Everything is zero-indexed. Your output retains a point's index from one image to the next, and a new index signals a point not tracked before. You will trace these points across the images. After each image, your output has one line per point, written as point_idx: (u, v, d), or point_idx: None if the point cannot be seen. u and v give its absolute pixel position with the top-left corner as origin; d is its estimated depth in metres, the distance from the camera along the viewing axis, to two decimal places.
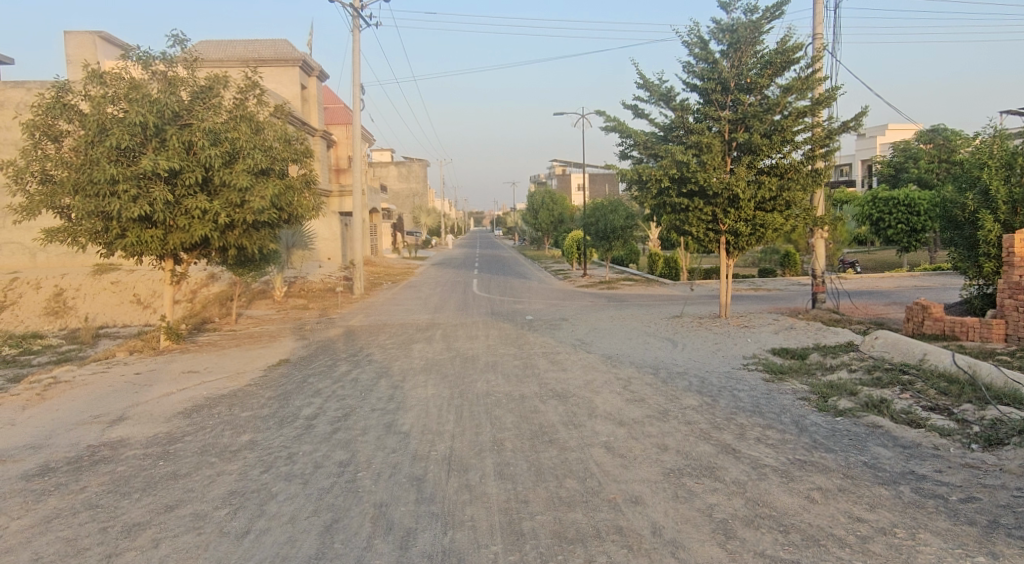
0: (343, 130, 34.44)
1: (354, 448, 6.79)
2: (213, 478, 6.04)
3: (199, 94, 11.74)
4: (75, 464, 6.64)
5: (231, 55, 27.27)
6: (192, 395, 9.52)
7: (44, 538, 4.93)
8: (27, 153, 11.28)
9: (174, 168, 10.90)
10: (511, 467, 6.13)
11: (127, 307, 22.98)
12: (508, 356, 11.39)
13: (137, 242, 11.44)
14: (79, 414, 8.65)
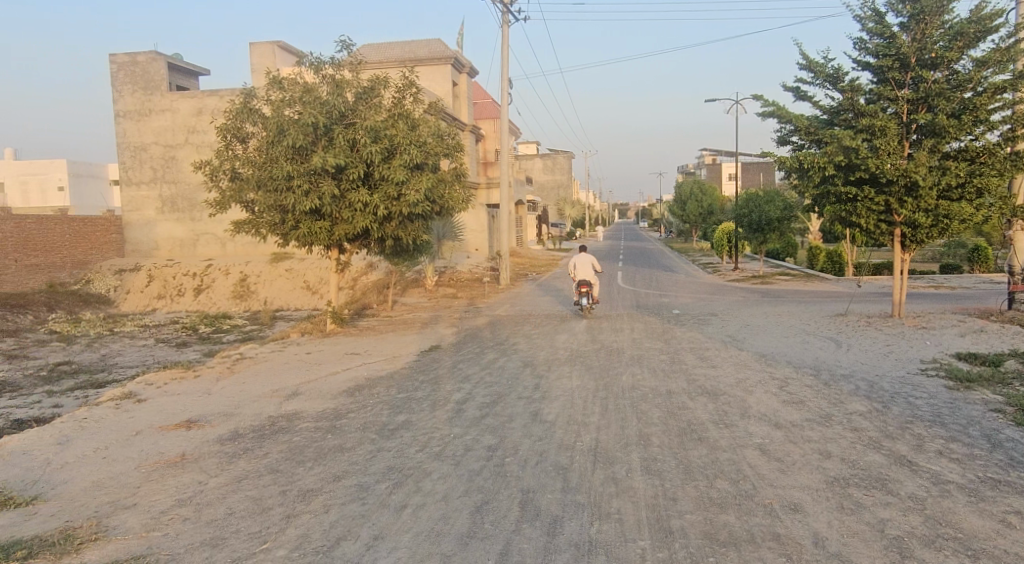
0: (492, 124, 35.25)
1: (502, 433, 6.96)
2: (374, 453, 6.41)
3: (362, 94, 12.44)
4: (259, 432, 7.31)
5: (390, 56, 28.68)
6: (355, 374, 10.18)
7: (236, 496, 5.46)
8: (220, 153, 12.50)
9: (341, 164, 11.63)
10: (658, 462, 6.02)
11: (299, 293, 25.00)
12: (655, 350, 11.17)
13: (308, 233, 12.33)
14: (261, 387, 9.51)
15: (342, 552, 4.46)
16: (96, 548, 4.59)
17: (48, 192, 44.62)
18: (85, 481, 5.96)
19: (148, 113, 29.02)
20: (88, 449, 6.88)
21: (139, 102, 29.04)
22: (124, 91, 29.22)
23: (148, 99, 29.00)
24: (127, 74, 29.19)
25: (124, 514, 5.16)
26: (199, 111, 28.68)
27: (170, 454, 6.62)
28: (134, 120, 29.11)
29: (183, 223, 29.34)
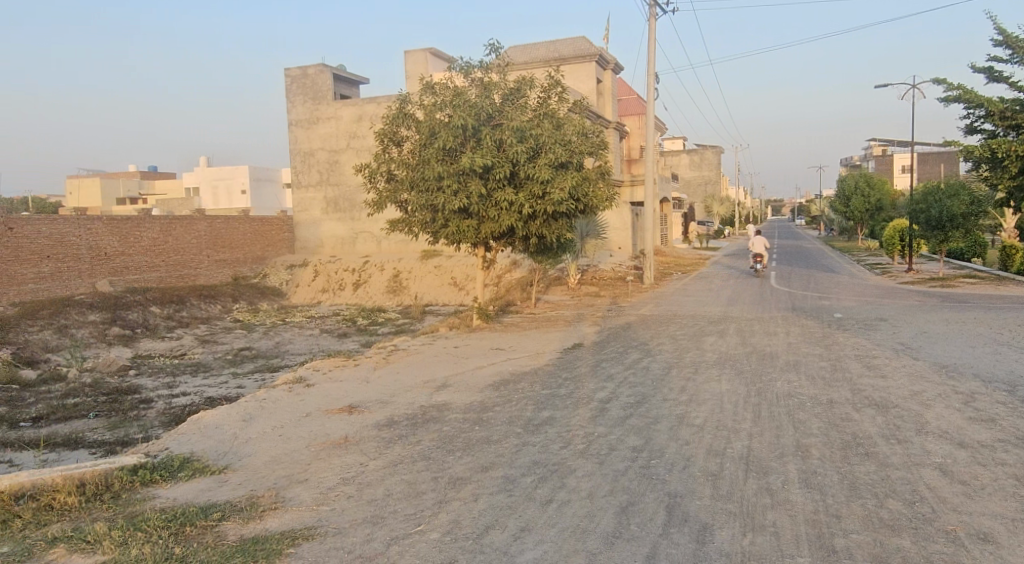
0: (637, 120, 34.67)
1: (648, 434, 6.79)
2: (519, 447, 6.48)
3: (509, 95, 12.62)
4: (412, 420, 7.61)
5: (536, 57, 28.96)
6: (501, 369, 10.37)
7: (393, 478, 5.71)
8: (378, 156, 13.17)
9: (488, 164, 11.85)
10: (819, 476, 5.61)
11: (447, 289, 25.97)
12: (814, 356, 10.47)
13: (456, 231, 12.69)
14: (414, 378, 9.93)
15: (490, 541, 4.52)
16: (276, 516, 4.97)
17: (233, 195, 49.46)
18: (265, 455, 6.49)
19: (316, 121, 31.25)
20: (267, 426, 7.49)
21: (308, 112, 31.36)
22: (296, 102, 31.69)
23: (316, 108, 31.22)
24: (298, 86, 31.60)
25: (298, 488, 5.55)
26: (359, 117, 30.40)
27: (334, 436, 7.05)
28: (304, 128, 31.48)
29: (344, 223, 31.24)
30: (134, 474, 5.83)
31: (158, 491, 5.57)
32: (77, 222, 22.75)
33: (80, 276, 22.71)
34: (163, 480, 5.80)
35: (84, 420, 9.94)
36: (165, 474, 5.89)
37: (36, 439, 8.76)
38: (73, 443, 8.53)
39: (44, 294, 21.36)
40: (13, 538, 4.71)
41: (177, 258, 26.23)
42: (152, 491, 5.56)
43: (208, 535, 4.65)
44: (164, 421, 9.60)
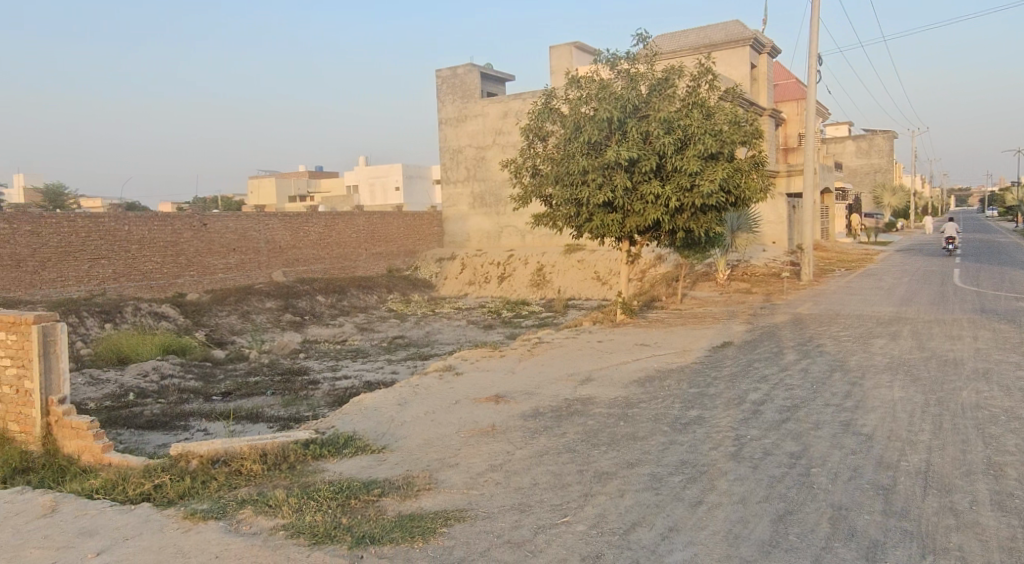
0: (795, 106, 32.72)
1: (808, 441, 6.43)
2: (667, 446, 6.36)
3: (656, 86, 12.34)
4: (557, 412, 7.69)
5: (686, 45, 28.09)
6: (647, 365, 10.22)
7: (539, 468, 5.80)
8: (524, 152, 13.39)
9: (634, 157, 11.69)
10: (1015, 499, 5.04)
11: (590, 283, 25.90)
12: (1005, 364, 9.42)
13: (601, 225, 12.64)
14: (559, 370, 10.03)
15: (638, 538, 4.48)
16: (430, 496, 5.22)
17: (389, 191, 52.20)
18: (418, 438, 6.81)
19: (464, 119, 32.24)
20: (420, 411, 7.86)
21: (457, 110, 32.46)
22: (446, 101, 32.89)
23: (465, 106, 32.20)
24: (449, 86, 32.78)
25: (450, 471, 5.79)
26: (505, 114, 30.93)
27: (482, 423, 7.27)
28: (453, 126, 32.63)
29: (491, 217, 31.88)
30: (307, 447, 6.34)
31: (327, 465, 6.03)
32: (256, 218, 24.97)
33: (258, 267, 24.98)
34: (332, 455, 6.27)
35: (262, 396, 10.95)
36: (333, 450, 6.36)
37: (224, 412, 9.77)
38: (254, 416, 9.43)
39: (231, 283, 23.99)
40: (209, 497, 5.30)
41: (340, 251, 28.11)
42: (321, 465, 6.03)
43: (371, 509, 4.96)
44: (329, 401, 10.35)
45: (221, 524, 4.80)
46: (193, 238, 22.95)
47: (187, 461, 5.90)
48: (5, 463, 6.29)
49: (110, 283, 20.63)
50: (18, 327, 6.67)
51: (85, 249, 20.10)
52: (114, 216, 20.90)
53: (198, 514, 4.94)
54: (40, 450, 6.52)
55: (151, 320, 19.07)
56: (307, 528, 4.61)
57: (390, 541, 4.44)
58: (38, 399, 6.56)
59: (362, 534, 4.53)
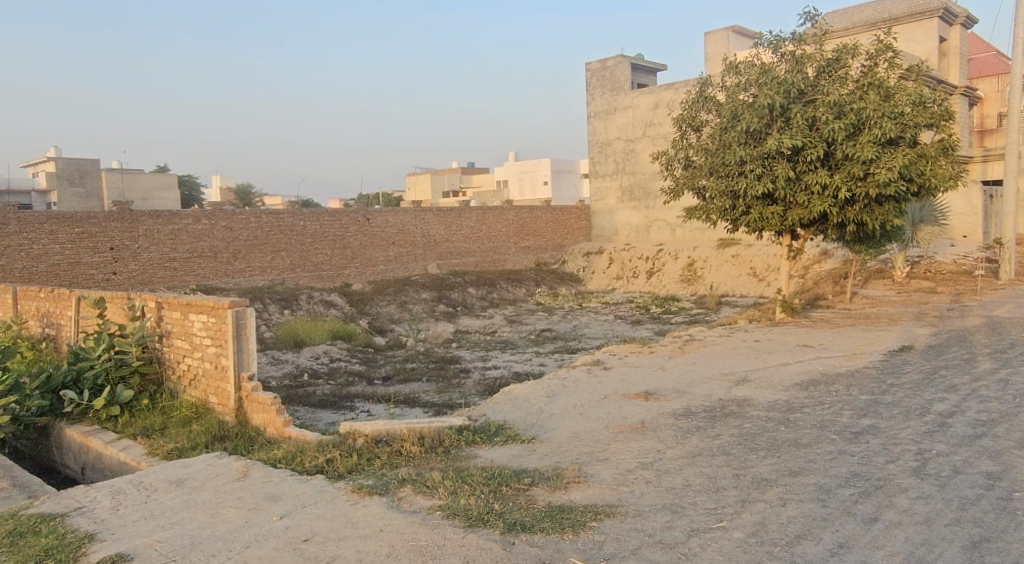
0: (993, 83, 29.33)
1: (1008, 461, 5.74)
2: (835, 455, 5.94)
3: (825, 68, 11.53)
4: (711, 412, 7.43)
5: (860, 21, 26.03)
6: (810, 367, 9.62)
7: (692, 469, 5.62)
8: (676, 143, 13.04)
9: (797, 145, 11.00)
10: None
11: (745, 279, 24.77)
12: None
13: (759, 218, 12.04)
14: (712, 369, 9.69)
15: (803, 551, 4.22)
16: (580, 489, 5.21)
17: (537, 186, 52.82)
18: (568, 431, 6.83)
19: (614, 111, 31.90)
20: (569, 404, 7.89)
21: (607, 103, 32.25)
22: (596, 94, 32.76)
23: (615, 99, 31.85)
24: (599, 78, 32.61)
25: (599, 465, 5.75)
26: (656, 104, 30.13)
27: (632, 420, 7.17)
28: (603, 119, 32.46)
29: (640, 211, 31.22)
30: (460, 433, 6.55)
31: (479, 451, 6.20)
32: (415, 213, 26.18)
33: (415, 259, 26.22)
34: (484, 442, 6.44)
35: (419, 382, 11.48)
36: (485, 437, 6.53)
37: (385, 395, 10.34)
38: (412, 401, 9.90)
39: (391, 274, 25.40)
40: (374, 474, 5.63)
41: (491, 244, 28.85)
42: (474, 450, 6.21)
43: (522, 497, 5.04)
44: (480, 390, 10.65)
45: (385, 500, 5.08)
46: (358, 232, 24.50)
47: (355, 439, 6.30)
48: (207, 430, 7.04)
49: (288, 273, 22.56)
50: (215, 311, 7.41)
51: (268, 242, 22.12)
52: (292, 212, 22.77)
53: (365, 488, 5.25)
54: (234, 420, 7.24)
55: (321, 307, 20.60)
56: (462, 510, 4.76)
57: (541, 530, 4.49)
58: (231, 376, 7.27)
59: (514, 521, 4.61)
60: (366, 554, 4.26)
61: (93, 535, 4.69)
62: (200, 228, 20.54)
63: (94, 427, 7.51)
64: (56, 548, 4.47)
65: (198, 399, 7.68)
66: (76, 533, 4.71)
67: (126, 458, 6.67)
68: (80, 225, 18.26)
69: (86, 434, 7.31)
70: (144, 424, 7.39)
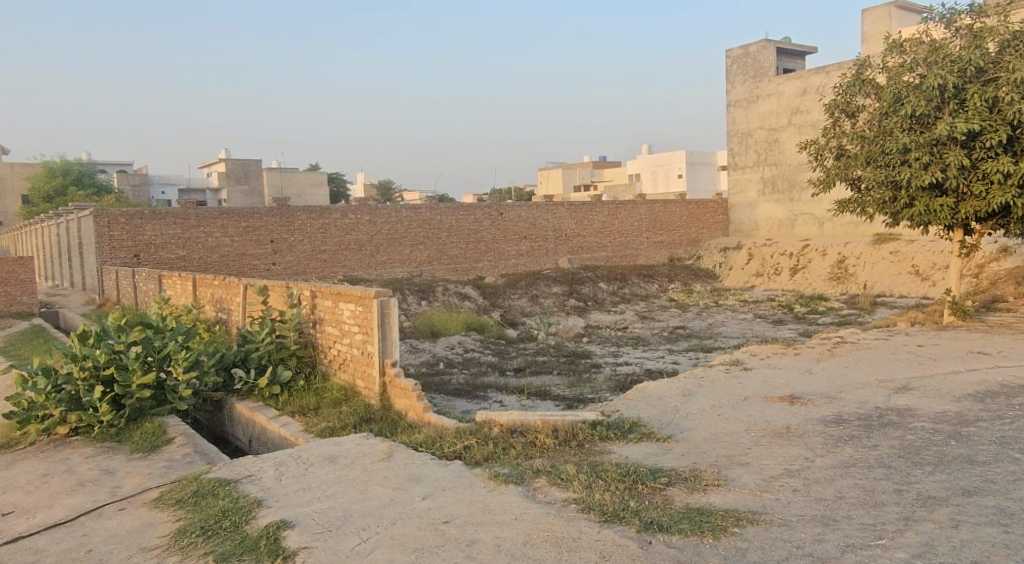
0: None
1: None
2: (1017, 477, 5.35)
3: (1011, 42, 10.39)
4: (867, 421, 6.92)
5: None
6: (984, 377, 8.72)
7: (846, 481, 5.27)
8: (828, 130, 12.30)
9: (974, 130, 9.99)
10: None
11: (905, 278, 22.91)
12: None
13: (925, 211, 11.04)
14: (867, 375, 9.03)
15: None
16: (721, 493, 5.03)
17: (671, 179, 51.58)
18: (706, 432, 6.62)
19: (756, 99, 30.48)
20: (706, 404, 7.64)
21: (748, 90, 30.85)
22: (737, 82, 31.48)
23: (757, 86, 30.42)
24: (740, 65, 31.31)
25: (741, 470, 5.52)
26: (804, 90, 28.33)
27: (776, 424, 6.83)
28: (744, 108, 31.10)
29: (783, 204, 29.60)
30: (594, 428, 6.51)
31: (613, 448, 6.13)
32: (547, 207, 26.31)
33: (546, 253, 26.40)
34: (618, 438, 6.36)
35: (551, 375, 11.54)
36: (619, 434, 6.45)
37: (518, 387, 10.48)
38: (544, 393, 9.97)
39: (522, 268, 25.75)
40: (509, 463, 5.71)
41: (623, 239, 28.51)
42: (608, 446, 6.14)
43: (658, 496, 4.93)
44: (613, 385, 10.55)
45: (521, 489, 5.13)
46: (492, 226, 24.97)
47: (491, 428, 6.44)
48: (355, 411, 7.45)
49: (425, 266, 23.44)
50: (363, 300, 7.79)
51: (407, 236, 23.06)
52: (430, 206, 23.52)
53: (501, 477, 5.34)
54: (379, 404, 7.61)
55: (456, 299, 21.20)
56: (597, 506, 4.72)
57: (679, 531, 4.36)
58: (376, 362, 7.64)
59: (650, 520, 4.52)
60: (504, 540, 4.32)
61: (261, 501, 5.08)
62: (346, 222, 21.76)
63: (259, 404, 8.14)
64: (230, 511, 4.89)
65: (347, 382, 8.14)
66: (247, 498, 5.12)
67: (285, 434, 7.19)
68: (245, 219, 19.92)
69: (253, 409, 7.95)
70: (301, 403, 7.92)
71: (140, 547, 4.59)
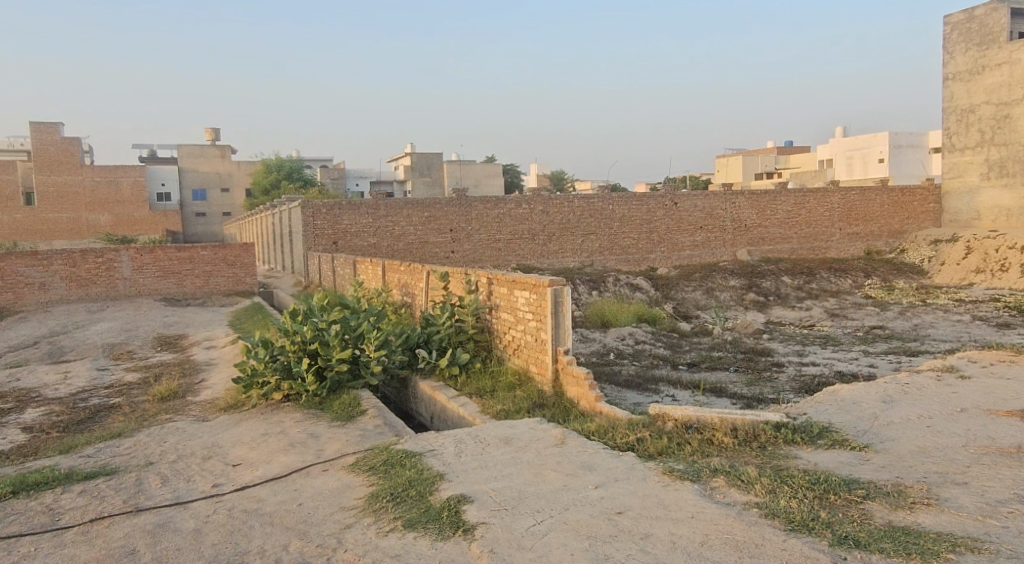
0: None
1: None
2: None
3: None
4: None
5: None
6: None
7: None
8: None
9: None
10: None
11: None
12: None
13: None
14: None
15: None
16: (931, 513, 4.52)
17: (870, 164, 47.36)
18: (911, 444, 6.00)
19: (981, 70, 27.01)
20: (911, 413, 6.91)
21: (971, 61, 27.43)
22: (957, 52, 28.14)
23: (982, 55, 26.93)
24: (961, 33, 27.92)
25: (957, 490, 4.94)
26: None
27: (1001, 442, 6.03)
28: (965, 82, 27.72)
29: (1014, 189, 25.91)
30: (778, 430, 6.11)
31: (800, 453, 5.73)
32: (726, 197, 25.20)
33: (724, 245, 25.36)
34: (805, 443, 5.93)
35: (727, 372, 11.05)
36: (806, 438, 6.01)
37: (692, 382, 10.12)
38: (720, 390, 9.56)
39: (698, 259, 24.95)
40: (684, 459, 5.54)
41: (811, 230, 26.66)
42: (794, 451, 5.76)
43: (854, 510, 4.53)
44: (797, 387, 9.90)
45: (696, 487, 4.95)
46: (666, 216, 24.37)
47: (664, 422, 6.27)
48: (528, 396, 7.58)
49: (597, 256, 23.44)
50: (537, 288, 7.89)
51: (580, 226, 23.15)
52: (603, 196, 23.39)
53: (676, 473, 5.18)
54: (551, 390, 7.69)
55: (628, 290, 21.04)
56: (783, 513, 4.44)
57: (880, 550, 3.99)
58: (549, 348, 7.72)
59: (845, 534, 4.18)
60: (680, 538, 4.20)
61: (444, 474, 5.32)
62: (521, 212, 22.25)
63: (440, 383, 8.56)
64: (417, 481, 5.18)
65: (521, 367, 8.31)
66: (430, 471, 5.39)
67: (464, 413, 7.49)
68: (427, 209, 21.03)
69: (435, 388, 8.36)
70: (478, 385, 8.22)
71: (341, 506, 4.98)
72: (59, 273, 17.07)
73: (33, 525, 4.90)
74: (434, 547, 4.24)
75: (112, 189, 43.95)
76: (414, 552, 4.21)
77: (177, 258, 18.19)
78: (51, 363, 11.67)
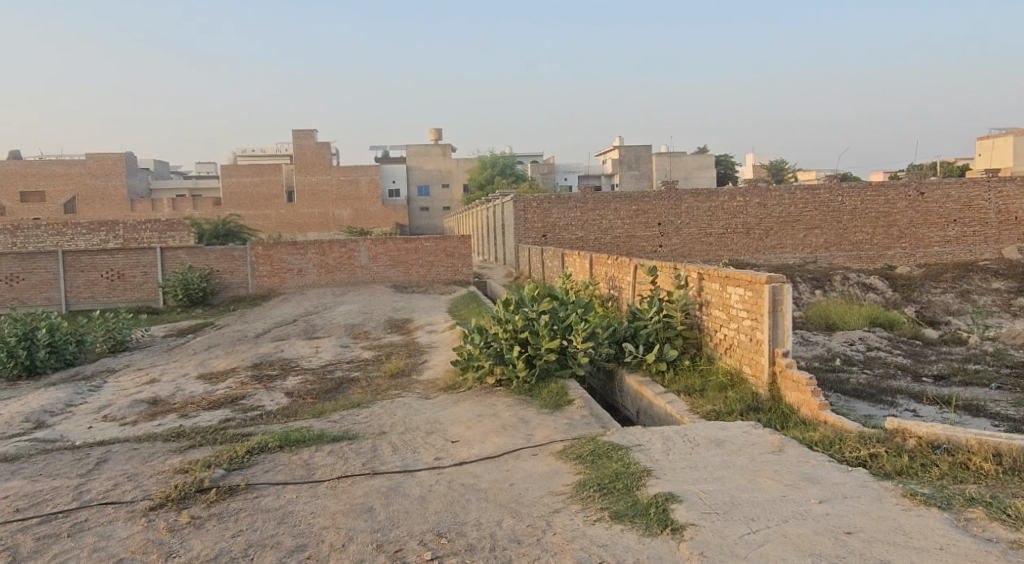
0: None
1: None
2: None
3: None
4: None
5: None
6: None
7: None
8: None
9: None
10: None
11: None
12: None
13: None
14: None
15: None
16: None
17: None
18: None
19: None
20: None
21: None
22: None
23: None
24: None
25: None
26: None
27: None
28: None
29: None
30: None
31: None
32: (987, 185, 21.96)
33: (982, 240, 22.19)
34: None
35: (985, 389, 9.63)
36: None
37: (941, 397, 8.95)
38: (977, 409, 8.35)
39: (949, 257, 22.08)
40: (930, 483, 4.89)
41: None
42: None
43: None
44: None
45: (947, 516, 4.35)
46: (909, 208, 21.85)
47: (905, 439, 5.58)
48: (742, 398, 7.17)
49: (822, 251, 21.73)
50: (753, 284, 7.43)
51: (802, 219, 21.60)
52: (830, 187, 21.63)
53: (920, 496, 4.59)
54: (768, 394, 7.19)
55: (859, 290, 19.26)
56: None
57: None
58: (766, 349, 7.23)
59: None
60: None
61: (651, 470, 5.19)
62: (735, 205, 21.26)
63: (647, 378, 8.38)
64: (624, 474, 5.10)
65: (734, 367, 7.88)
66: (638, 465, 5.28)
67: (672, 411, 7.27)
68: (636, 202, 20.86)
69: (642, 383, 8.20)
70: (687, 384, 7.92)
71: (550, 490, 5.06)
72: (312, 261, 19.28)
73: (294, 475, 5.55)
74: (642, 542, 4.13)
75: (353, 186, 48.86)
76: (623, 544, 4.14)
77: (404, 248, 19.72)
78: (307, 338, 13.23)
